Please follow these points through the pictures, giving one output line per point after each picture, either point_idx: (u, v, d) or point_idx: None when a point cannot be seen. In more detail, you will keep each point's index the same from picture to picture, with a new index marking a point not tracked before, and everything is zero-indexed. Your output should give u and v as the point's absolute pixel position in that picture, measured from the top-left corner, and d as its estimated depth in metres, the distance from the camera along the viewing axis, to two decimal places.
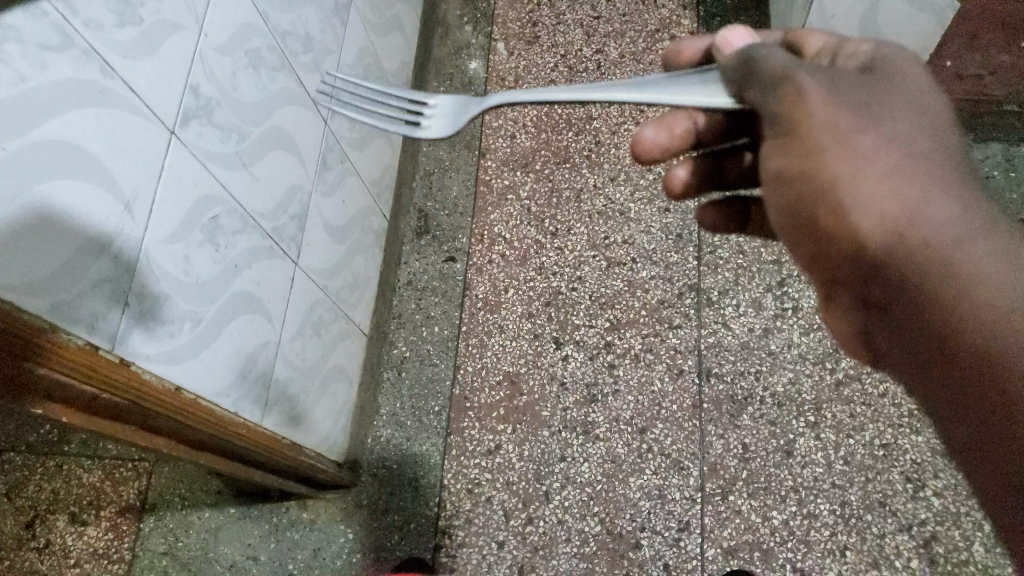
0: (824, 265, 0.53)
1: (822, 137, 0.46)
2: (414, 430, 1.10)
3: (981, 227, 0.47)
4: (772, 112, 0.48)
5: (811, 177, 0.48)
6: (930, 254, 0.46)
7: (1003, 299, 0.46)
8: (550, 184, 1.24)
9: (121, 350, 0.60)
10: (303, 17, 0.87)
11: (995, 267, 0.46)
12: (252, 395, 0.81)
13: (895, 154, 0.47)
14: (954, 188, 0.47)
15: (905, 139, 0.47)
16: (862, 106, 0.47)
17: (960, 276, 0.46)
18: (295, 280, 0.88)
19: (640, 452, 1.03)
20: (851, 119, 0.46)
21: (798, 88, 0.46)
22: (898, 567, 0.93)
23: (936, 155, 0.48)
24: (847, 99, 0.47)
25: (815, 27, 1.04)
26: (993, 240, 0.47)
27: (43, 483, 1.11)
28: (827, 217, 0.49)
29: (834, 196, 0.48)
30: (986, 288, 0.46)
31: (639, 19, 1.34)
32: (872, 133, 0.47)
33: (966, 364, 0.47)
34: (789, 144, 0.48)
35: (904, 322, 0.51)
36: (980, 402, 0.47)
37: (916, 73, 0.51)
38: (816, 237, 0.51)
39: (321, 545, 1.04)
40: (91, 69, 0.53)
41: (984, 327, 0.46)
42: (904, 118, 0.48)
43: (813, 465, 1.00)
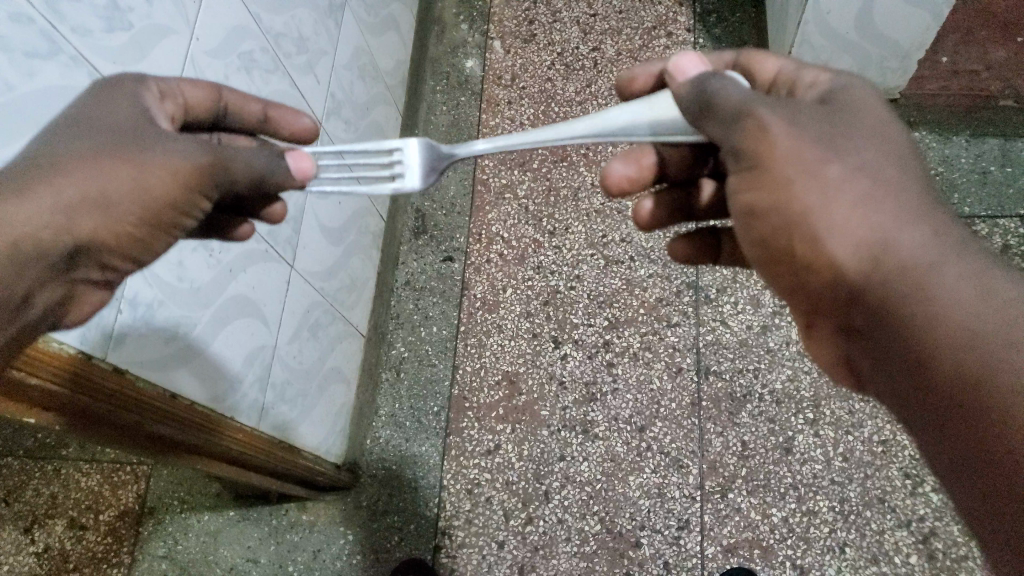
0: (805, 297, 0.52)
1: (786, 167, 0.47)
2: (411, 431, 1.10)
3: (957, 251, 0.45)
4: (735, 147, 0.50)
5: (782, 208, 0.48)
6: (903, 278, 0.45)
7: (983, 326, 0.43)
8: (548, 183, 1.23)
9: (113, 358, 0.61)
10: (297, 18, 0.87)
11: (972, 294, 0.44)
12: (247, 403, 0.81)
13: (863, 182, 0.47)
14: (925, 213, 0.47)
15: (872, 166, 0.48)
16: (827, 136, 0.48)
17: (936, 301, 0.44)
18: (290, 283, 0.88)
19: (640, 451, 1.03)
20: (816, 150, 0.47)
21: (761, 123, 0.48)
22: (898, 563, 0.93)
23: (906, 181, 0.47)
24: (811, 131, 0.48)
25: (811, 23, 1.03)
26: (971, 265, 0.45)
27: (41, 487, 1.11)
28: (800, 244, 0.49)
29: (807, 224, 0.48)
30: (966, 313, 0.44)
31: (635, 16, 1.34)
32: (839, 161, 0.47)
33: (944, 394, 0.44)
34: (757, 177, 0.49)
35: (885, 355, 0.48)
36: (967, 440, 0.43)
37: (877, 100, 0.51)
38: (793, 267, 0.51)
39: (321, 546, 1.04)
40: (79, 75, 0.54)
41: (962, 356, 0.43)
42: (870, 145, 0.48)
43: (812, 462, 1.00)
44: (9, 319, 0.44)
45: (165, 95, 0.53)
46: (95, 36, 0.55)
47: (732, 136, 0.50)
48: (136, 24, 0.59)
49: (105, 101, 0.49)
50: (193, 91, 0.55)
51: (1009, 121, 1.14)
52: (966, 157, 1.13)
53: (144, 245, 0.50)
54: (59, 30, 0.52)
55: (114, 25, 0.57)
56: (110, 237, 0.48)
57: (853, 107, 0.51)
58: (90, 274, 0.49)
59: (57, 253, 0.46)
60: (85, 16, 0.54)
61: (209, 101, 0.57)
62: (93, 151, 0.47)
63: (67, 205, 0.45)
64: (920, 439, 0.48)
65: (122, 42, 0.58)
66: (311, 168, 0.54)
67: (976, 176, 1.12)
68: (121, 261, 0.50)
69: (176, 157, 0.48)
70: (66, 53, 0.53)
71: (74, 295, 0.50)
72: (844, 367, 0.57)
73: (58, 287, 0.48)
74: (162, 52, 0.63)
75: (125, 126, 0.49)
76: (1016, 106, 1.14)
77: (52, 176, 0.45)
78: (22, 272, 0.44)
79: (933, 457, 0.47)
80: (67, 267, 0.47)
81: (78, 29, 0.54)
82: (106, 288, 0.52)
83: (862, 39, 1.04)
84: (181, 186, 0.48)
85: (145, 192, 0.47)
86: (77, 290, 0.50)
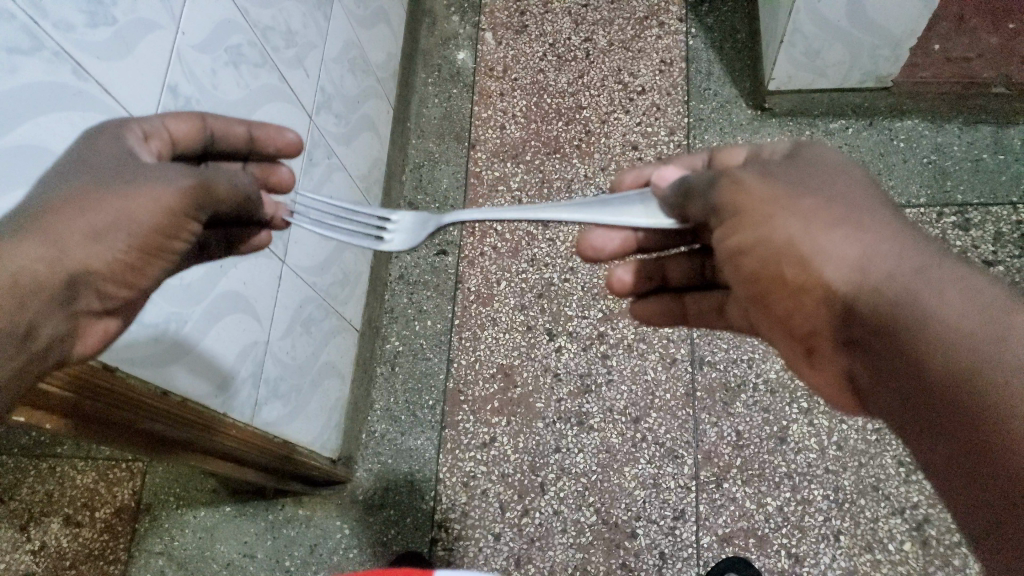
0: (804, 322, 0.53)
1: (763, 207, 0.50)
2: (407, 424, 1.10)
3: (937, 258, 0.46)
4: (715, 204, 0.52)
5: (767, 240, 0.50)
6: (888, 286, 0.45)
7: (975, 324, 0.42)
8: (541, 174, 1.22)
9: (103, 357, 0.61)
10: (285, 12, 0.87)
11: (960, 293, 0.43)
12: (246, 398, 0.82)
13: (837, 209, 0.49)
14: (901, 229, 0.48)
15: (844, 194, 0.50)
16: (794, 180, 0.51)
17: (924, 303, 0.43)
18: (283, 278, 0.88)
19: (634, 442, 1.03)
20: (786, 189, 0.50)
21: (735, 178, 0.51)
22: (891, 551, 0.94)
23: (877, 205, 0.50)
24: (781, 176, 0.51)
25: (803, 11, 1.01)
26: (954, 268, 0.45)
27: (36, 485, 1.11)
28: (788, 270, 0.50)
29: (796, 251, 0.49)
30: (953, 311, 0.43)
31: (627, 6, 1.33)
32: (811, 196, 0.50)
33: (947, 399, 0.42)
34: (736, 222, 0.51)
35: (882, 367, 0.47)
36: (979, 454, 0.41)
37: (826, 148, 0.55)
38: (786, 293, 0.52)
39: (318, 541, 1.04)
40: (62, 70, 0.53)
41: (955, 356, 0.42)
42: (838, 180, 0.51)
43: (807, 452, 1.00)
44: (9, 354, 0.46)
45: (150, 134, 0.55)
46: (78, 32, 0.55)
47: (710, 194, 0.52)
48: (120, 20, 0.59)
49: (93, 144, 0.51)
50: (178, 125, 0.57)
51: (1001, 109, 1.14)
52: (959, 145, 1.13)
53: (136, 271, 0.51)
54: (42, 26, 0.51)
55: (98, 20, 0.57)
56: (103, 266, 0.49)
57: (813, 154, 0.54)
58: (92, 305, 0.50)
59: (53, 285, 0.47)
60: (67, 11, 0.54)
61: (196, 131, 0.59)
62: (86, 189, 0.48)
63: (59, 238, 0.47)
64: (928, 451, 0.46)
65: (107, 37, 0.58)
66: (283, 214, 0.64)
67: (969, 163, 1.12)
68: (118, 290, 0.51)
69: (157, 185, 0.49)
70: (48, 49, 0.52)
71: (78, 330, 0.51)
72: (852, 391, 0.55)
73: (61, 320, 0.49)
74: (148, 46, 0.62)
75: (110, 165, 0.50)
76: (1008, 94, 1.14)
77: (48, 222, 0.47)
78: (24, 304, 0.46)
79: (941, 466, 0.45)
80: (67, 298, 0.48)
81: (62, 25, 0.53)
82: (108, 316, 0.53)
83: (854, 27, 1.03)
84: (165, 212, 0.49)
85: (131, 220, 0.48)
86: (80, 324, 0.51)
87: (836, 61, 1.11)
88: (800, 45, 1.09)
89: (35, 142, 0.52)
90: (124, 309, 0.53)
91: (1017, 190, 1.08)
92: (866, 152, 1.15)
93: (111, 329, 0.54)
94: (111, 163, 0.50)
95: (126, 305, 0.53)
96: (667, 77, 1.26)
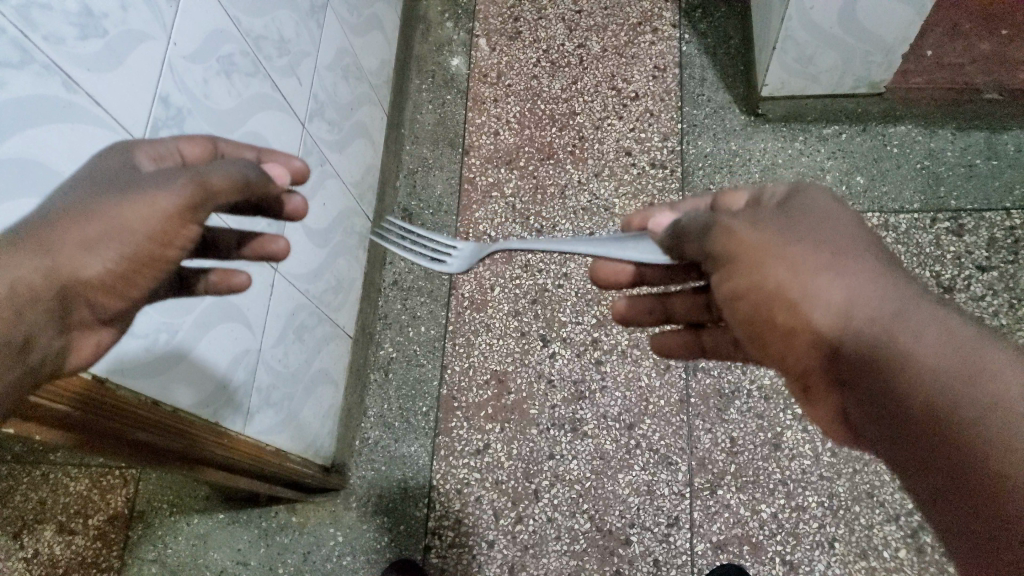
0: (794, 363, 0.52)
1: (757, 254, 0.49)
2: (400, 431, 1.10)
3: (918, 300, 0.47)
4: (710, 252, 0.52)
5: (757, 287, 0.49)
6: (873, 330, 0.46)
7: (954, 366, 0.44)
8: (534, 180, 1.22)
9: (94, 369, 0.61)
10: (277, 20, 0.87)
11: (941, 338, 0.45)
12: (237, 407, 0.82)
13: (824, 254, 0.49)
14: (885, 271, 0.48)
15: (830, 237, 0.50)
16: (784, 226, 0.50)
17: (909, 349, 0.45)
18: (275, 287, 0.87)
19: (628, 448, 1.03)
20: (777, 235, 0.50)
21: (726, 227, 0.51)
22: (886, 558, 0.93)
23: (861, 247, 0.50)
24: (772, 222, 0.51)
25: (795, 18, 1.01)
26: (933, 311, 0.46)
27: (30, 492, 1.11)
28: (779, 314, 0.49)
29: (787, 297, 0.48)
30: (934, 358, 0.44)
31: (620, 12, 1.33)
32: (800, 242, 0.49)
33: (937, 434, 0.44)
34: (731, 268, 0.50)
35: (869, 403, 0.48)
36: (967, 486, 0.43)
37: (817, 191, 0.55)
38: (777, 337, 0.51)
39: (311, 548, 1.03)
40: (53, 84, 0.53)
41: (938, 397, 0.43)
42: (826, 225, 0.51)
43: (801, 458, 1.00)
44: (10, 364, 0.45)
45: (162, 155, 0.55)
46: (69, 44, 0.55)
47: (707, 242, 0.52)
48: (111, 31, 0.59)
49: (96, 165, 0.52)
50: (191, 146, 0.57)
51: (995, 114, 1.14)
52: (952, 150, 1.13)
53: (129, 279, 0.50)
54: (31, 39, 0.51)
55: (89, 32, 0.57)
56: (98, 275, 0.48)
57: (805, 199, 0.54)
58: (84, 318, 0.51)
59: (49, 295, 0.47)
60: (57, 23, 0.54)
61: (207, 154, 0.58)
62: (86, 203, 0.48)
63: (57, 247, 0.47)
64: (919, 477, 0.47)
65: (98, 49, 0.58)
66: (283, 245, 0.66)
67: (962, 169, 1.11)
68: (110, 300, 0.50)
69: (154, 191, 0.48)
70: (38, 62, 0.52)
71: (71, 342, 0.51)
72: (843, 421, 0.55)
73: (56, 333, 0.49)
74: (139, 58, 0.62)
75: (113, 181, 0.50)
76: (1000, 99, 1.13)
77: (52, 236, 0.47)
78: (22, 315, 0.46)
79: (929, 492, 0.47)
80: (63, 309, 0.48)
81: (52, 38, 0.53)
82: (104, 329, 0.53)
83: (846, 34, 1.03)
84: (162, 218, 0.48)
85: (127, 229, 0.47)
86: (75, 337, 0.51)
87: (829, 67, 1.11)
88: (793, 52, 1.09)
89: (26, 155, 0.52)
90: (118, 322, 0.54)
91: (1010, 196, 1.09)
92: (859, 157, 1.15)
93: (105, 342, 0.54)
94: (113, 178, 0.50)
95: (120, 317, 0.54)
96: (661, 83, 1.26)
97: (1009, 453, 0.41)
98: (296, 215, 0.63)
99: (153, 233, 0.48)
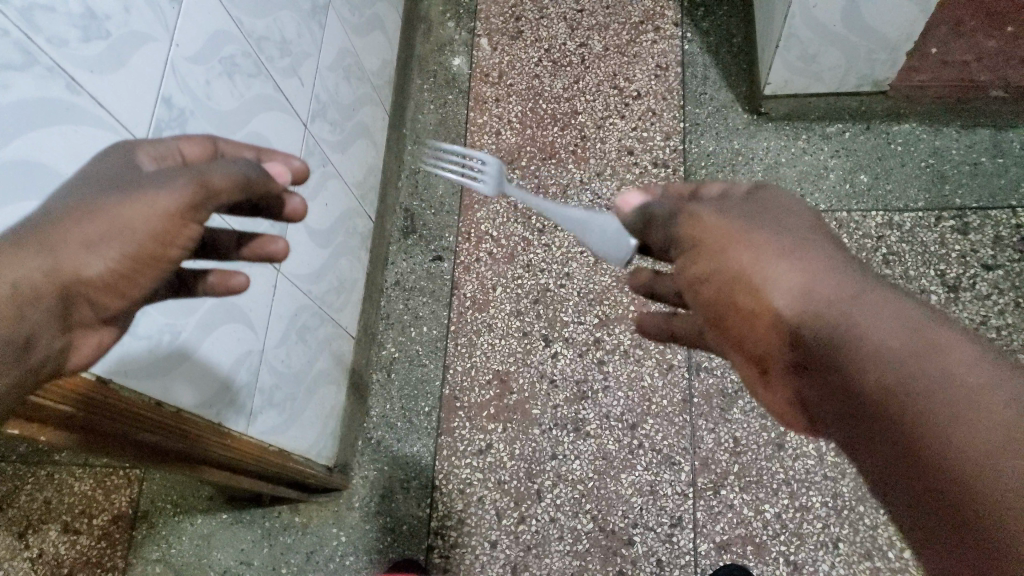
0: (753, 349, 0.52)
1: (717, 241, 0.50)
2: (403, 431, 1.10)
3: (875, 288, 0.47)
4: (677, 242, 0.53)
5: (721, 272, 0.50)
6: (831, 312, 0.46)
7: (905, 348, 0.44)
8: (536, 180, 1.22)
9: (95, 369, 0.61)
10: (279, 21, 0.87)
11: (896, 324, 0.45)
12: (239, 408, 0.82)
13: (784, 242, 0.49)
14: (841, 260, 0.48)
15: (789, 226, 0.50)
16: (744, 215, 0.51)
17: (865, 334, 0.45)
18: (277, 287, 0.87)
19: (631, 448, 1.03)
20: (739, 223, 0.50)
21: (694, 218, 0.52)
22: (891, 558, 0.93)
23: (817, 237, 0.50)
24: (734, 211, 0.52)
25: (798, 16, 1.01)
26: (888, 298, 0.46)
27: (34, 493, 1.11)
28: (738, 295, 0.49)
29: (749, 282, 0.48)
30: (891, 343, 0.44)
31: (622, 11, 1.33)
32: (761, 230, 0.50)
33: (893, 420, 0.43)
34: (696, 254, 0.51)
35: (828, 388, 0.48)
36: (925, 470, 0.42)
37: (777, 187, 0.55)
38: (741, 323, 0.51)
39: (314, 548, 1.04)
40: (56, 86, 0.54)
41: (892, 381, 0.43)
42: (786, 215, 0.52)
43: (805, 458, 0.99)
44: (11, 364, 0.46)
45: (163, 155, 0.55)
46: (72, 47, 0.55)
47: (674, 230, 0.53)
48: (114, 33, 0.59)
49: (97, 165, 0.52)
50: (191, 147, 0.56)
51: (1000, 111, 1.13)
52: (956, 148, 1.12)
53: (130, 279, 0.50)
54: (35, 41, 0.52)
55: (92, 34, 0.57)
56: (99, 276, 0.48)
57: (765, 193, 0.54)
58: (84, 317, 0.50)
59: (48, 295, 0.47)
60: (60, 26, 0.54)
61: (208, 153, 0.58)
62: (86, 202, 0.48)
63: (56, 246, 0.46)
64: (877, 462, 0.47)
65: (101, 51, 0.58)
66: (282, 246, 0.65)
67: (967, 167, 1.11)
68: (111, 299, 0.50)
69: (154, 192, 0.48)
70: (42, 64, 0.52)
71: (73, 341, 0.51)
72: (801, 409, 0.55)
73: (57, 333, 0.49)
74: (142, 60, 0.62)
75: (115, 181, 0.50)
76: (1006, 96, 1.13)
77: (52, 235, 0.47)
78: (22, 315, 0.45)
79: (883, 476, 0.47)
80: (64, 309, 0.48)
81: (56, 40, 0.53)
82: (104, 329, 0.53)
83: (850, 32, 1.03)
84: (162, 219, 0.48)
85: (127, 228, 0.47)
86: (76, 335, 0.51)
87: (832, 65, 1.11)
88: (796, 50, 1.08)
89: (29, 157, 0.52)
90: (119, 321, 0.54)
91: (1015, 193, 1.08)
92: (863, 156, 1.15)
93: (105, 342, 0.54)
94: (114, 178, 0.50)
95: (120, 317, 0.54)
96: (663, 82, 1.25)
97: (962, 438, 0.41)
98: (296, 216, 0.63)
99: (153, 232, 0.48)
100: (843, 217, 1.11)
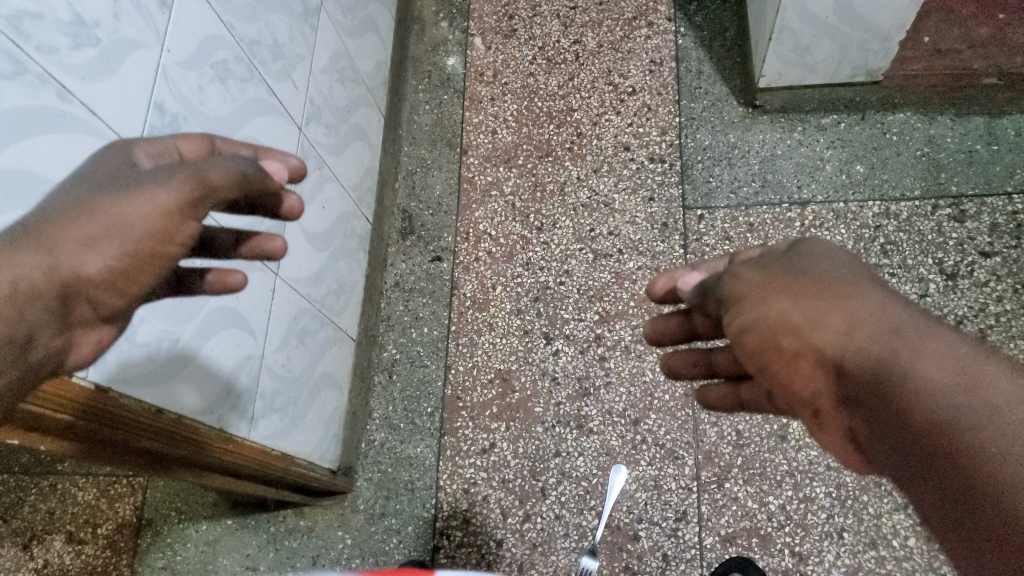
0: (800, 392, 0.51)
1: (762, 289, 0.52)
2: (405, 432, 1.10)
3: (917, 324, 0.46)
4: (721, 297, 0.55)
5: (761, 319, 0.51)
6: (875, 347, 0.46)
7: (951, 378, 0.43)
8: (533, 178, 1.22)
9: (93, 377, 0.60)
10: (270, 24, 0.86)
11: (942, 358, 0.44)
12: (241, 413, 0.82)
13: (821, 285, 0.50)
14: (882, 299, 0.49)
15: (829, 271, 0.51)
16: (784, 267, 0.53)
17: (905, 366, 0.44)
18: (277, 292, 0.87)
19: (634, 444, 1.03)
20: (777, 275, 0.52)
21: (737, 274, 0.55)
22: (895, 547, 0.93)
23: (858, 280, 0.51)
24: (774, 265, 0.54)
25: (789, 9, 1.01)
26: (932, 333, 0.46)
27: (38, 504, 1.11)
28: (783, 339, 0.50)
29: (789, 324, 0.49)
30: (934, 374, 0.43)
31: (615, 7, 1.33)
32: (800, 278, 0.51)
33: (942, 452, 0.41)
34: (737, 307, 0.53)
35: (877, 426, 0.46)
36: (965, 502, 0.40)
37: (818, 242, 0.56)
38: (785, 368, 0.51)
39: (321, 551, 1.04)
40: (47, 94, 0.53)
41: (938, 409, 0.42)
42: (827, 262, 0.53)
43: (808, 449, 0.99)
44: (8, 363, 0.44)
45: (160, 150, 0.55)
46: (61, 55, 0.55)
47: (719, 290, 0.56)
48: (103, 40, 0.59)
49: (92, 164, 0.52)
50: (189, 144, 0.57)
51: (995, 98, 1.13)
52: (952, 136, 1.12)
53: (129, 277, 0.50)
54: (24, 50, 0.52)
55: (81, 41, 0.57)
56: (98, 273, 0.48)
57: (811, 249, 0.55)
58: (85, 315, 0.50)
59: (49, 295, 0.46)
60: (49, 34, 0.54)
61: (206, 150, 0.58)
62: (84, 202, 0.48)
63: (56, 243, 0.46)
64: (919, 502, 0.45)
65: (91, 58, 0.58)
66: (281, 244, 0.65)
67: (963, 155, 1.11)
68: (110, 297, 0.50)
69: (153, 189, 0.48)
70: (32, 73, 0.52)
71: (75, 340, 0.51)
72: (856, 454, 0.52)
73: (58, 331, 0.48)
74: (133, 65, 0.62)
75: (109, 178, 0.50)
76: (999, 83, 1.13)
77: (52, 233, 0.46)
78: (24, 313, 0.45)
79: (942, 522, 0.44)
80: (64, 308, 0.48)
81: (44, 48, 0.53)
82: (99, 331, 0.53)
83: (840, 24, 1.03)
84: (160, 215, 0.48)
85: (123, 227, 0.47)
86: (76, 335, 0.51)
87: (825, 57, 1.11)
88: (788, 43, 1.09)
89: (22, 166, 0.51)
90: (120, 318, 0.53)
91: (1010, 180, 1.08)
92: (859, 146, 1.15)
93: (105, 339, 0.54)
94: (110, 176, 0.50)
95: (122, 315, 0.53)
96: (657, 77, 1.25)
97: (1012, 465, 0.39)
98: (293, 214, 0.62)
99: (150, 230, 0.48)
100: (840, 208, 1.12)
